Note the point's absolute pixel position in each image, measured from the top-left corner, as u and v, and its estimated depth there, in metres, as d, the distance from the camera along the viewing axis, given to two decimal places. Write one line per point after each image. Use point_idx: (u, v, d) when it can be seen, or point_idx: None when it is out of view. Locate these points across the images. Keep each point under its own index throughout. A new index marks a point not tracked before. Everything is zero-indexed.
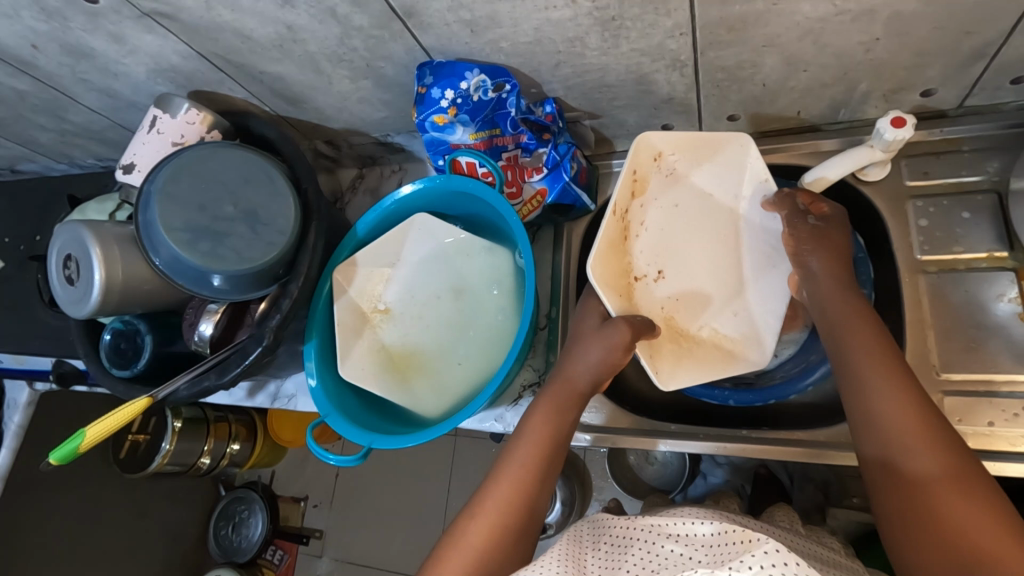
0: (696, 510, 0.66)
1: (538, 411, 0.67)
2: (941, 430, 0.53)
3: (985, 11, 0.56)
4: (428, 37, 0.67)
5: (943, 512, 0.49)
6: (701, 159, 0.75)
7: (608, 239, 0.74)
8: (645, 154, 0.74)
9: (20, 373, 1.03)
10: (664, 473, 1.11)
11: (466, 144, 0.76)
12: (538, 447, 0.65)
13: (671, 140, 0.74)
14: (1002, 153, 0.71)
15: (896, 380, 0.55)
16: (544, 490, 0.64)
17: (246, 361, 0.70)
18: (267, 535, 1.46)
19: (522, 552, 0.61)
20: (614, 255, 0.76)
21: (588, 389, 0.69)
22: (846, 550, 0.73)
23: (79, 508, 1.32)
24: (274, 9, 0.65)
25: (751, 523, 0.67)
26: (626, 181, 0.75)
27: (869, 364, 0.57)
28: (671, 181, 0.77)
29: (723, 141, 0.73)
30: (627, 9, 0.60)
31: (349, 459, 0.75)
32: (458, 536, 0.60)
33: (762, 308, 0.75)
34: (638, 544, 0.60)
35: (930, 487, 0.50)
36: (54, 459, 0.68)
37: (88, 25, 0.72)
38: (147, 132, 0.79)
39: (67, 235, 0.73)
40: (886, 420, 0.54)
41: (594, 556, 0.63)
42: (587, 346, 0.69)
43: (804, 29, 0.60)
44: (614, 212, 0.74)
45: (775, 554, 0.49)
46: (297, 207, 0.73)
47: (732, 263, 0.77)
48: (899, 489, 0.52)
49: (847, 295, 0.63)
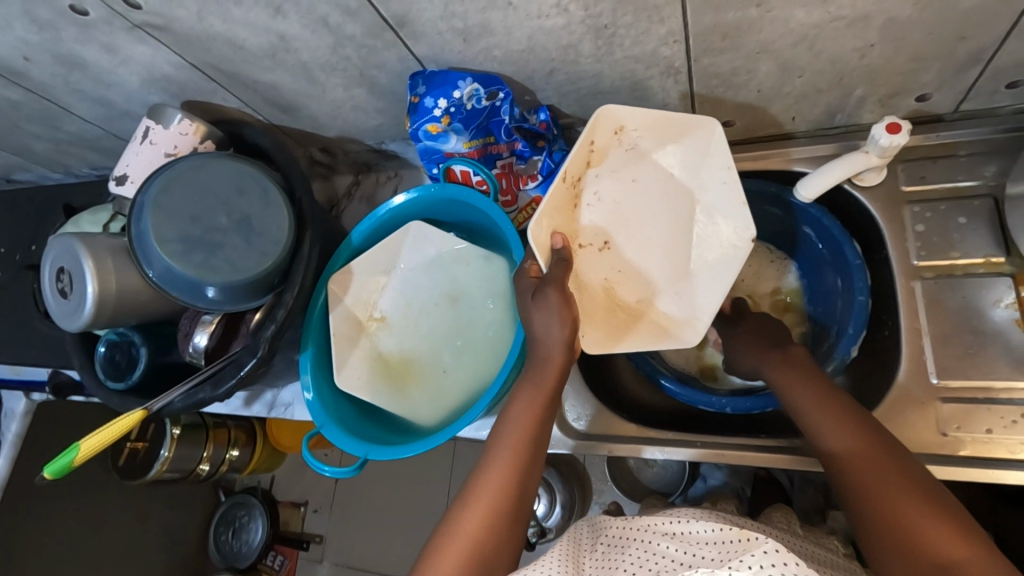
0: (696, 511, 0.66)
1: (523, 394, 0.67)
2: (887, 450, 0.58)
3: (980, 16, 0.56)
4: (421, 46, 0.67)
5: (917, 527, 0.52)
6: (667, 139, 0.72)
7: (551, 208, 0.71)
8: (606, 126, 0.69)
9: (19, 383, 1.06)
10: (663, 476, 1.11)
11: (460, 152, 0.76)
12: (525, 431, 0.65)
13: (638, 116, 0.69)
14: (999, 157, 0.70)
15: (842, 412, 0.61)
16: (533, 479, 0.64)
17: (241, 372, 0.70)
18: (268, 541, 1.44)
19: (515, 546, 0.61)
20: (561, 221, 0.72)
21: (569, 361, 0.67)
22: (844, 550, 0.74)
23: (78, 516, 1.32)
24: (266, 20, 0.65)
25: (746, 523, 0.67)
26: (582, 150, 0.70)
27: (813, 402, 0.63)
28: (632, 156, 0.73)
29: (692, 125, 0.69)
30: (619, 17, 0.59)
31: (345, 470, 0.75)
32: (454, 526, 0.60)
33: (705, 289, 0.74)
34: (636, 544, 0.60)
35: (900, 505, 0.54)
36: (49, 472, 0.68)
37: (79, 36, 0.72)
38: (140, 143, 0.78)
39: (59, 247, 0.72)
40: (846, 452, 0.59)
41: (592, 556, 0.62)
42: (540, 318, 0.67)
43: (798, 35, 0.60)
44: (563, 178, 0.70)
45: (775, 554, 0.50)
46: (291, 217, 0.73)
47: (683, 245, 0.75)
48: (872, 509, 0.55)
49: (769, 360, 0.70)
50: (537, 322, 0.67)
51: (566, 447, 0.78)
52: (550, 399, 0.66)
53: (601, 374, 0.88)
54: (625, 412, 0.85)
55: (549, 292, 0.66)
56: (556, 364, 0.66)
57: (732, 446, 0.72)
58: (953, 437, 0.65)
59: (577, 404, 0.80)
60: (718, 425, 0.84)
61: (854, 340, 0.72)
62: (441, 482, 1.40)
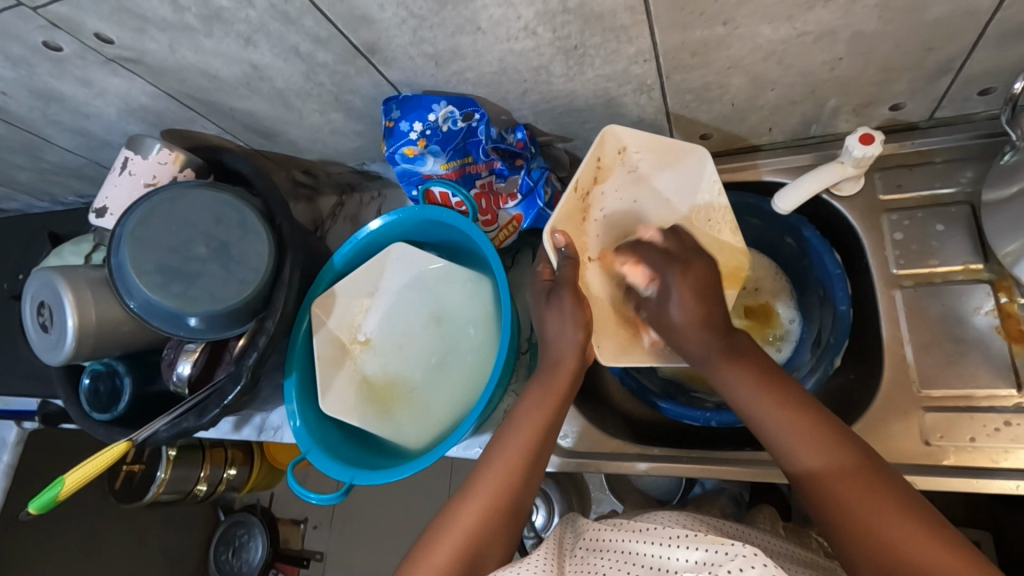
0: (676, 514, 0.66)
1: (532, 397, 0.67)
2: (836, 433, 0.55)
3: (944, 29, 0.56)
4: (394, 72, 0.67)
5: (899, 540, 0.49)
6: (663, 166, 0.71)
7: (564, 213, 0.69)
8: (610, 144, 0.69)
9: (8, 413, 1.03)
10: (662, 482, 1.00)
11: (437, 174, 0.76)
12: (537, 429, 0.65)
13: (640, 138, 0.69)
14: (974, 163, 0.70)
15: (799, 409, 0.57)
16: (533, 483, 0.63)
17: (224, 401, 0.70)
18: (268, 559, 1.41)
19: (505, 547, 0.60)
20: (573, 233, 0.71)
21: (580, 364, 0.68)
22: (828, 549, 0.73)
23: (74, 542, 1.31)
24: (238, 50, 0.65)
25: (729, 526, 0.66)
26: (589, 165, 0.69)
27: (766, 400, 0.58)
28: (634, 179, 0.73)
29: (684, 150, 0.70)
30: (588, 39, 0.60)
31: (331, 496, 0.75)
32: (451, 520, 0.60)
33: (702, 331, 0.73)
34: (612, 547, 0.59)
35: (869, 512, 0.51)
36: (33, 507, 0.67)
37: (54, 71, 0.72)
38: (118, 173, 0.79)
39: (39, 281, 0.73)
40: (812, 459, 0.54)
41: (571, 560, 0.60)
42: (553, 321, 0.68)
43: (766, 51, 0.60)
44: (575, 188, 0.69)
45: (753, 558, 0.50)
46: (270, 242, 0.72)
47: None
48: (836, 510, 0.52)
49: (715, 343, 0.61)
50: (551, 328, 0.69)
51: (554, 465, 0.78)
52: (561, 403, 0.67)
53: (590, 396, 0.87)
54: (615, 427, 0.85)
55: (563, 294, 0.68)
56: (567, 369, 0.68)
57: (722, 461, 0.72)
58: (936, 447, 0.65)
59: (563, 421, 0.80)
60: (709, 437, 0.84)
61: (837, 351, 0.73)
62: (439, 495, 1.39)
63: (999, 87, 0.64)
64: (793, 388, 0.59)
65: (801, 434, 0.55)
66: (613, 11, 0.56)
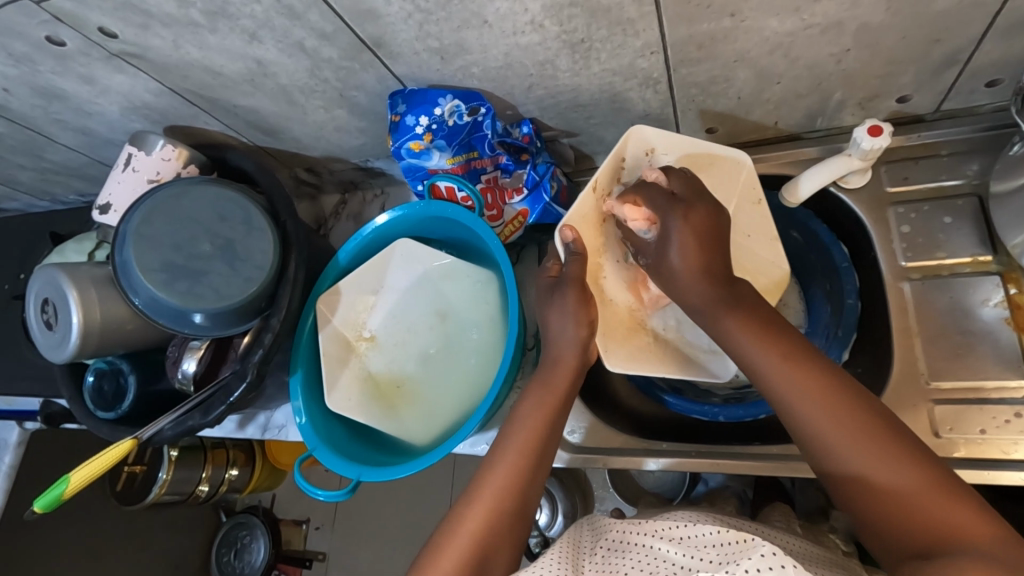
0: (692, 514, 0.65)
1: (532, 396, 0.67)
2: (847, 386, 0.54)
3: (951, 19, 0.56)
4: (399, 66, 0.67)
5: (925, 509, 0.48)
6: (695, 170, 0.71)
7: (579, 211, 0.68)
8: (637, 146, 0.69)
9: (9, 414, 1.03)
10: (666, 479, 0.99)
11: (443, 169, 0.75)
12: (539, 429, 0.64)
13: (668, 140, 0.69)
14: (981, 154, 0.70)
15: (805, 367, 0.55)
16: (538, 482, 0.63)
17: (230, 399, 0.69)
18: (271, 560, 1.40)
19: (516, 542, 0.60)
20: (589, 231, 0.70)
21: (583, 364, 0.68)
22: (842, 547, 0.72)
23: (76, 542, 1.31)
24: (242, 45, 0.65)
25: (743, 524, 0.66)
26: (611, 165, 0.68)
27: (773, 360, 0.56)
28: None
29: (719, 156, 0.70)
30: (594, 32, 0.59)
31: (337, 493, 0.74)
32: (456, 524, 0.59)
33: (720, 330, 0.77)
34: (637, 549, 0.58)
35: (890, 476, 0.50)
36: (38, 506, 0.66)
37: (57, 68, 0.72)
38: (122, 171, 0.79)
39: (43, 279, 0.73)
40: (822, 428, 0.53)
41: (591, 560, 0.60)
42: (556, 318, 0.68)
43: (772, 44, 0.60)
44: (593, 188, 0.68)
45: (772, 557, 0.48)
46: (275, 239, 0.72)
47: None
48: (859, 483, 0.51)
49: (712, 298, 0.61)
50: (554, 326, 0.68)
51: (560, 461, 0.78)
52: (562, 401, 0.66)
53: (597, 394, 0.87)
54: (621, 423, 0.85)
55: (568, 290, 0.67)
56: (567, 366, 0.67)
57: (730, 457, 0.72)
58: (946, 439, 0.64)
59: (571, 417, 0.80)
60: (715, 434, 0.83)
61: (843, 344, 0.74)
62: (443, 495, 1.38)
63: (1006, 79, 0.64)
64: (801, 347, 0.57)
65: (824, 405, 0.53)
66: (620, 4, 0.56)
